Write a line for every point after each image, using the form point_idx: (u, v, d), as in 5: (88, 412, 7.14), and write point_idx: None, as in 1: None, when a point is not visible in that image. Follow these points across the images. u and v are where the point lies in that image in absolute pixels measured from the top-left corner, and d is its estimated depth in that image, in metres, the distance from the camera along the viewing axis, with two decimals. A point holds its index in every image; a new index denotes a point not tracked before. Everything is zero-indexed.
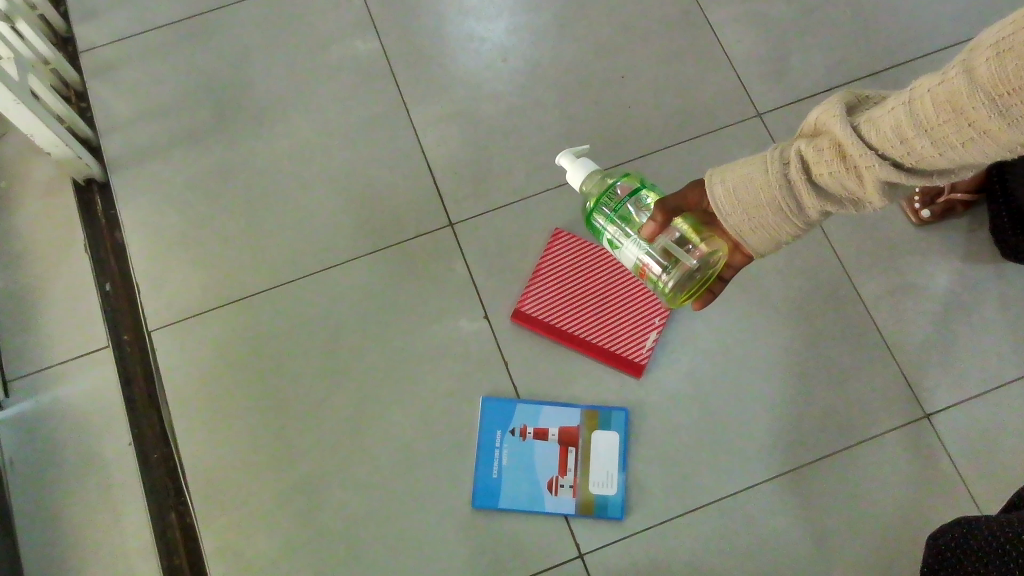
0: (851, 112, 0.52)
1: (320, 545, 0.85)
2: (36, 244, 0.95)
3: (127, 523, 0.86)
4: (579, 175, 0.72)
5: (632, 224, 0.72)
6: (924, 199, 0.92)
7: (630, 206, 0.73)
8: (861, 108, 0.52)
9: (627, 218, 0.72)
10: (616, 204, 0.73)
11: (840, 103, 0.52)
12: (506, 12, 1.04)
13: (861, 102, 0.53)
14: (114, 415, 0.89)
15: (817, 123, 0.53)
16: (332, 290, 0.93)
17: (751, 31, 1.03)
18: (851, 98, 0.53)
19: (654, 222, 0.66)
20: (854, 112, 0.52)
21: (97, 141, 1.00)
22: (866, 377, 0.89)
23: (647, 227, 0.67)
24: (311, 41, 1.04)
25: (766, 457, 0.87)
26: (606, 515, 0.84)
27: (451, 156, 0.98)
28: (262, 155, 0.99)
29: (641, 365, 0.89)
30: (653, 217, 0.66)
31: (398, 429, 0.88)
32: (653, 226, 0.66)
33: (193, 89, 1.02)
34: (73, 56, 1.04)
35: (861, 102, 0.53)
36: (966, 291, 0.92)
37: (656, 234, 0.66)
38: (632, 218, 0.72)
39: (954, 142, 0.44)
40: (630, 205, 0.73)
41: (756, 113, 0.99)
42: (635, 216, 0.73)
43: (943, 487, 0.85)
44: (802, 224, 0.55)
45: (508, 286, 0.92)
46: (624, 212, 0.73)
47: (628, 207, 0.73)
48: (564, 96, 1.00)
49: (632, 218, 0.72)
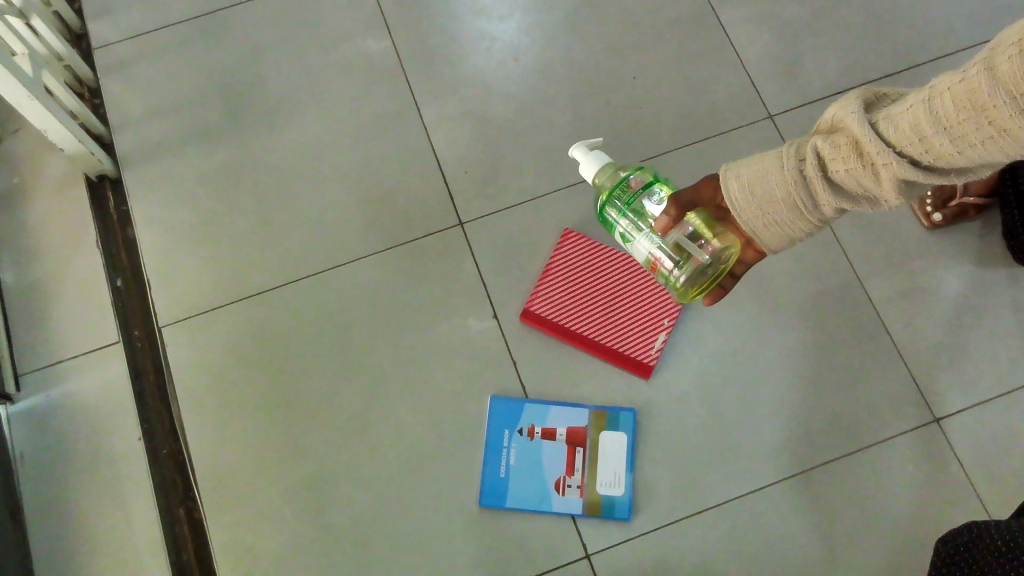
0: (868, 108, 0.51)
1: (328, 543, 0.85)
2: (48, 240, 0.95)
3: (135, 519, 0.85)
4: (590, 168, 0.71)
5: (644, 219, 0.69)
6: (936, 202, 0.93)
7: (645, 198, 0.69)
8: (879, 104, 0.51)
9: (641, 213, 0.70)
10: (629, 196, 0.70)
11: (857, 98, 0.50)
12: (518, 13, 1.05)
13: (879, 96, 0.52)
14: (125, 410, 0.89)
15: (834, 118, 0.51)
16: (343, 288, 0.93)
17: (762, 35, 1.03)
18: (869, 93, 0.52)
19: (668, 216, 0.65)
20: (871, 107, 0.51)
21: (109, 138, 1.01)
22: (876, 380, 0.89)
23: (660, 221, 0.65)
24: (324, 39, 1.04)
25: (775, 459, 0.87)
26: (614, 516, 0.84)
27: (463, 155, 0.98)
28: (274, 152, 0.99)
29: (650, 366, 0.89)
30: (668, 211, 0.65)
31: (408, 427, 0.88)
32: (665, 221, 0.65)
33: (206, 86, 1.02)
34: (87, 53, 1.05)
35: (878, 96, 0.52)
36: (977, 296, 0.92)
37: (668, 229, 0.65)
38: (645, 212, 0.69)
39: (975, 141, 0.43)
40: (644, 198, 0.70)
41: (767, 115, 0.99)
42: (650, 209, 0.69)
43: (954, 492, 0.85)
44: (816, 221, 0.53)
45: (519, 286, 0.93)
46: (637, 206, 0.70)
47: (642, 200, 0.70)
48: (576, 97, 1.01)
49: (645, 211, 0.69)
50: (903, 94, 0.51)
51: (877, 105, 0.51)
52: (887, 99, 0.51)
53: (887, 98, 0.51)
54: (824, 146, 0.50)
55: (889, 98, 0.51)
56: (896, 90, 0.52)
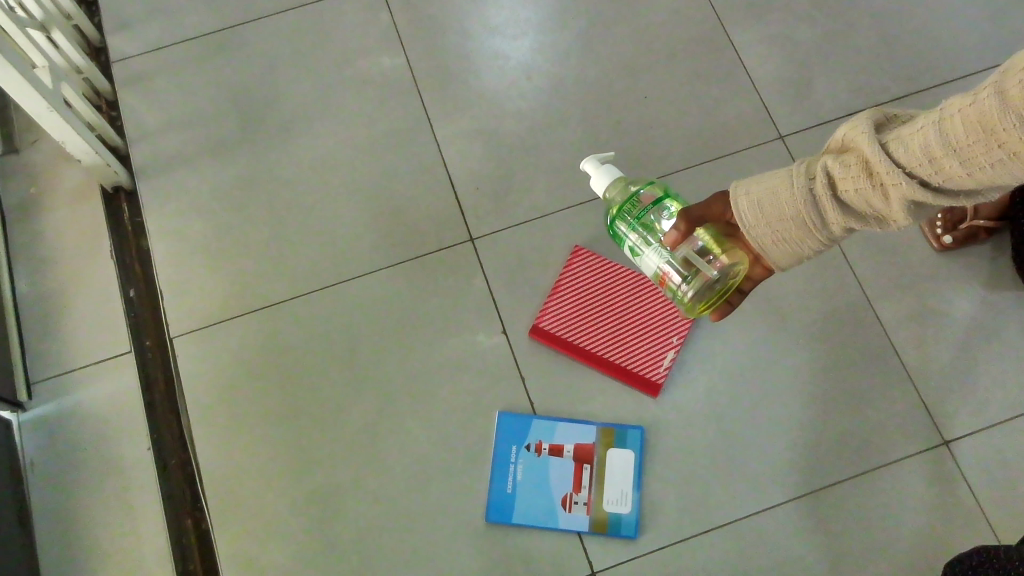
0: (879, 128, 0.51)
1: (332, 556, 0.85)
2: (64, 249, 0.96)
3: (143, 526, 0.86)
4: (602, 181, 0.72)
5: (653, 233, 0.70)
6: (946, 224, 0.93)
7: (655, 213, 0.70)
8: (890, 125, 0.51)
9: (650, 227, 0.70)
10: (639, 211, 0.71)
11: (867, 119, 0.51)
12: (532, 32, 1.06)
13: (889, 117, 0.52)
14: (135, 419, 0.90)
15: (845, 138, 0.52)
16: (353, 301, 0.94)
17: (773, 56, 1.04)
18: (879, 114, 0.52)
19: (677, 231, 0.64)
20: (882, 128, 0.51)
21: (126, 150, 1.02)
22: (885, 403, 0.89)
23: (668, 236, 0.65)
24: (339, 54, 1.05)
25: (783, 478, 0.86)
26: (620, 534, 0.84)
27: (475, 170, 0.99)
28: (287, 166, 1.00)
29: (658, 384, 0.89)
30: (676, 227, 0.64)
31: (415, 441, 0.88)
32: (676, 235, 0.64)
33: (222, 100, 1.03)
34: (105, 65, 1.06)
35: (889, 118, 0.52)
36: (987, 319, 0.92)
37: (678, 243, 0.65)
38: (655, 227, 0.70)
39: (984, 163, 0.43)
40: (654, 213, 0.70)
41: (778, 135, 1.00)
42: (659, 224, 0.70)
43: (963, 516, 0.85)
44: (825, 240, 0.54)
45: (528, 302, 0.93)
46: (647, 220, 0.70)
47: (652, 215, 0.70)
48: (587, 114, 1.01)
49: (655, 226, 0.70)
50: (913, 116, 0.52)
51: (887, 126, 0.52)
52: (898, 120, 0.52)
53: (898, 119, 0.52)
54: (835, 166, 0.51)
55: (899, 119, 0.52)
56: (907, 111, 0.52)
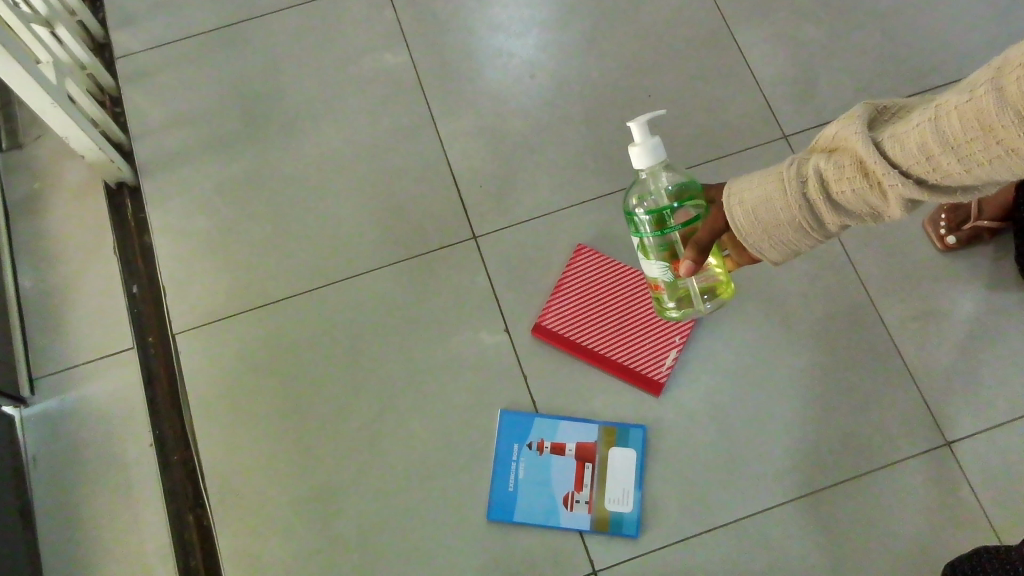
0: (869, 124, 0.51)
1: (332, 553, 0.85)
2: (67, 245, 0.97)
3: (145, 522, 0.86)
4: (643, 159, 0.64)
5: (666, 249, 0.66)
6: (950, 225, 0.92)
7: (682, 236, 0.66)
8: (879, 120, 0.51)
9: (667, 243, 0.66)
10: (668, 225, 0.66)
11: (858, 116, 0.50)
12: (535, 29, 1.06)
13: (880, 110, 0.52)
14: (137, 415, 0.90)
15: (835, 136, 0.51)
16: (355, 299, 0.94)
17: (777, 55, 1.04)
18: (868, 108, 0.51)
19: (691, 262, 0.64)
20: (872, 124, 0.51)
21: (129, 146, 1.02)
22: (887, 404, 0.89)
23: (685, 266, 0.64)
24: (342, 51, 1.05)
25: (785, 479, 0.86)
26: (621, 533, 0.84)
27: (478, 169, 0.99)
28: (290, 162, 1.00)
29: (660, 383, 0.89)
30: (687, 256, 0.64)
31: (417, 438, 0.88)
32: (690, 265, 0.64)
33: (224, 97, 1.03)
34: (108, 61, 1.06)
35: (878, 111, 0.52)
36: (991, 319, 0.92)
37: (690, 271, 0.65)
38: (671, 245, 0.66)
39: (983, 159, 0.43)
40: (677, 234, 0.66)
41: (781, 136, 1.00)
42: (675, 246, 0.66)
43: (965, 516, 0.84)
44: (821, 237, 0.54)
45: (531, 300, 0.93)
46: (668, 237, 0.66)
47: (675, 236, 0.66)
48: (591, 112, 1.01)
49: (671, 245, 0.66)
50: (902, 107, 0.52)
51: (880, 120, 0.52)
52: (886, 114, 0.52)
53: (886, 112, 0.52)
54: (827, 166, 0.50)
55: (888, 113, 0.52)
56: (897, 103, 0.52)
